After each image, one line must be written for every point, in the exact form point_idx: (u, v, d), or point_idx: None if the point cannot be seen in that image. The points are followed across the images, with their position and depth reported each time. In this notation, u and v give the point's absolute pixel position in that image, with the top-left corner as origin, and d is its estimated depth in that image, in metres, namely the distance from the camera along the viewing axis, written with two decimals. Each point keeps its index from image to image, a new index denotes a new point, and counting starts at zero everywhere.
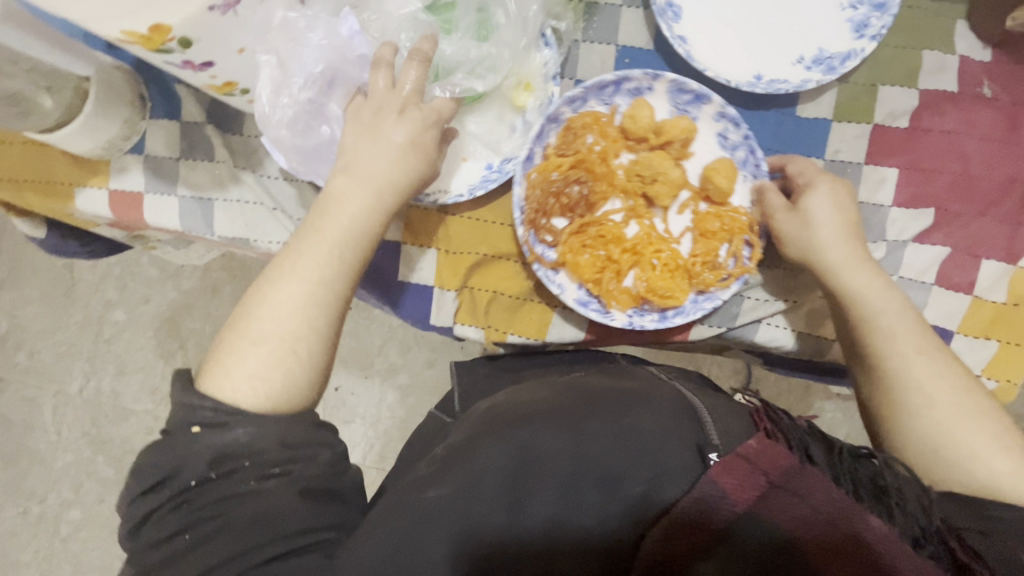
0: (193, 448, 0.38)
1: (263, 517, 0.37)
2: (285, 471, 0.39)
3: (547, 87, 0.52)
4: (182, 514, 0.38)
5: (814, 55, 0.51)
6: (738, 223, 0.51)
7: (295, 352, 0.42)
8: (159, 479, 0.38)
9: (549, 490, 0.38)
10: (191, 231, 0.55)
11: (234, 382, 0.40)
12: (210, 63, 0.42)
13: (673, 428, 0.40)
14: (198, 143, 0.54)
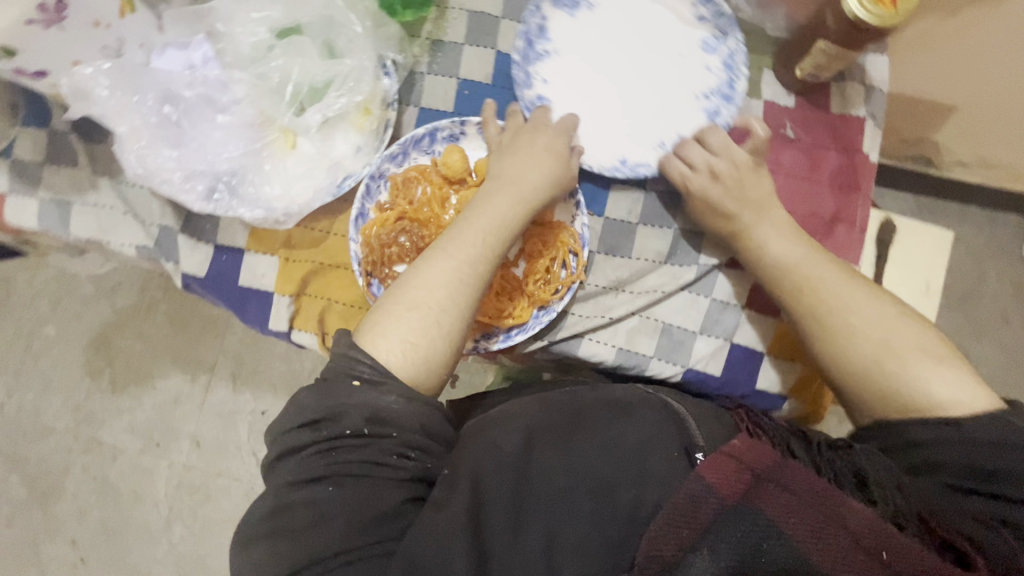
0: (352, 399, 0.39)
1: (386, 497, 0.38)
2: (427, 450, 0.41)
3: (388, 111, 0.54)
4: (341, 465, 0.38)
5: (673, 140, 0.55)
6: (561, 239, 0.54)
7: (439, 323, 0.44)
8: (319, 418, 0.39)
9: (580, 497, 0.40)
10: (48, 231, 0.58)
11: (389, 343, 0.43)
12: (43, 73, 0.46)
13: (657, 437, 0.42)
14: (63, 150, 0.57)
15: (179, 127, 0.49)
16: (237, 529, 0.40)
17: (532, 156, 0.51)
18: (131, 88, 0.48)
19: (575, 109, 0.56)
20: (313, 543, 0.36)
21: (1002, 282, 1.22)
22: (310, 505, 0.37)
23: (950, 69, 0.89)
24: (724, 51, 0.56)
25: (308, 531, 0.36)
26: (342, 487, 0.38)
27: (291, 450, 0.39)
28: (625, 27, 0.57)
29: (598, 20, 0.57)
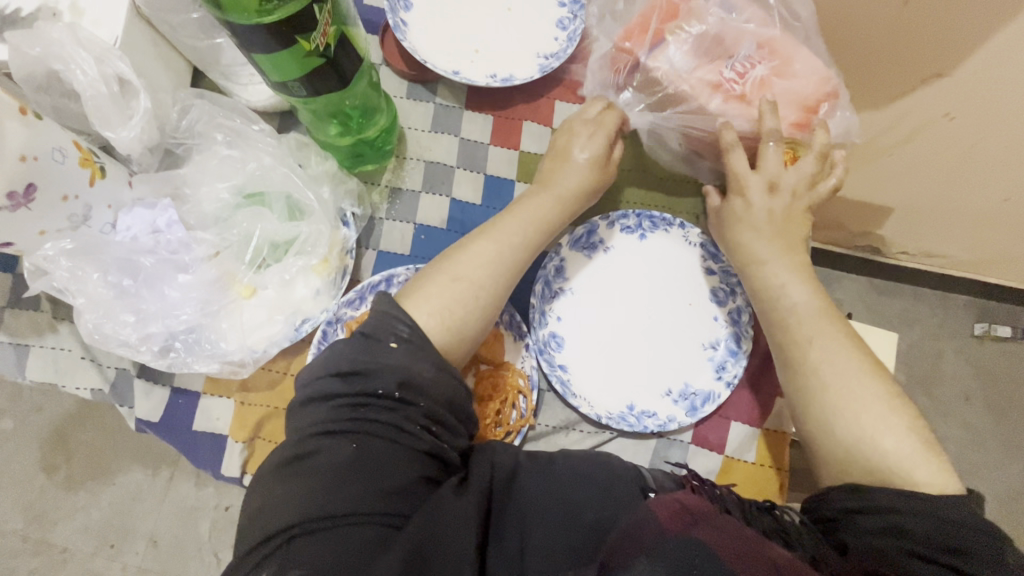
0: (392, 362, 0.41)
1: (395, 467, 0.38)
2: (441, 425, 0.41)
3: (345, 258, 0.56)
4: (372, 415, 0.40)
5: (680, 388, 0.57)
6: (512, 383, 0.56)
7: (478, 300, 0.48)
8: (357, 369, 0.40)
9: (552, 514, 0.42)
10: (4, 374, 0.58)
11: (432, 307, 0.46)
12: (10, 244, 0.47)
13: (622, 473, 0.46)
14: (25, 293, 0.59)
15: (139, 294, 0.53)
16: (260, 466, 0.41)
17: (577, 164, 0.56)
18: (102, 259, 0.52)
19: (588, 344, 0.59)
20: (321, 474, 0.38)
21: (959, 362, 1.26)
22: (337, 449, 0.39)
23: (885, 178, 0.95)
24: (731, 306, 0.59)
25: (326, 468, 0.38)
26: (363, 440, 0.39)
27: (316, 394, 0.41)
28: (648, 262, 0.61)
29: (618, 269, 0.61)
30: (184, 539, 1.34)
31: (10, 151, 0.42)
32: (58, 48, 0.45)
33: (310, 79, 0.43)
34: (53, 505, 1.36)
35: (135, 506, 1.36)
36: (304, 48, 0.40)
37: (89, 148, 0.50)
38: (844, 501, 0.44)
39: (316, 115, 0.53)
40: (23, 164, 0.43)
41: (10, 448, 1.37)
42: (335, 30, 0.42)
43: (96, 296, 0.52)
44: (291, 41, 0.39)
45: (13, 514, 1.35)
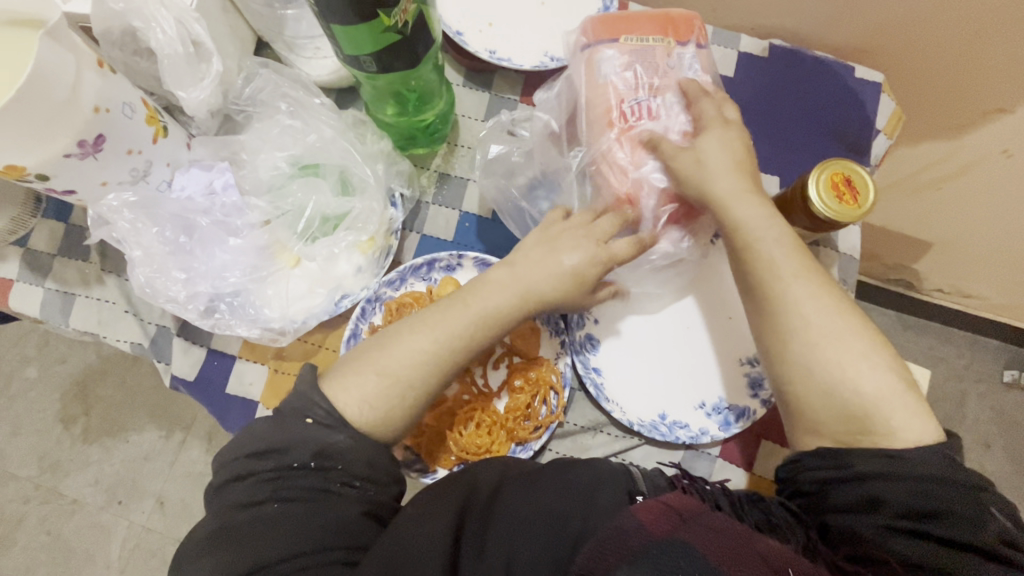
0: (305, 434, 0.42)
1: (334, 519, 0.40)
2: (368, 479, 0.43)
3: (390, 238, 0.57)
4: (285, 487, 0.41)
5: (713, 402, 0.57)
6: (545, 377, 0.55)
7: (405, 393, 0.45)
8: (273, 448, 0.42)
9: (538, 526, 0.40)
10: (48, 320, 0.59)
11: (350, 397, 0.44)
12: (73, 191, 0.48)
13: (607, 481, 0.43)
14: (76, 244, 0.60)
15: (192, 252, 0.54)
16: (180, 551, 0.42)
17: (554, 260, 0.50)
18: (156, 218, 0.53)
19: (623, 349, 0.58)
20: (259, 557, 0.38)
21: (983, 407, 1.23)
22: (257, 519, 0.40)
23: (934, 212, 0.93)
24: None
25: (255, 538, 0.39)
26: (289, 502, 0.40)
27: (240, 475, 0.42)
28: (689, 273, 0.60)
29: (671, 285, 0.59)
30: (190, 502, 1.36)
31: (85, 100, 0.43)
32: (141, 7, 0.46)
33: (385, 54, 0.43)
34: (68, 457, 1.40)
35: (145, 465, 1.39)
36: (384, 23, 0.41)
37: (156, 106, 0.51)
38: (818, 470, 0.42)
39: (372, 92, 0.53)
40: (95, 115, 0.44)
41: (34, 394, 1.43)
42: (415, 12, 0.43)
43: (148, 250, 0.52)
44: (375, 15, 0.40)
45: (31, 460, 1.40)
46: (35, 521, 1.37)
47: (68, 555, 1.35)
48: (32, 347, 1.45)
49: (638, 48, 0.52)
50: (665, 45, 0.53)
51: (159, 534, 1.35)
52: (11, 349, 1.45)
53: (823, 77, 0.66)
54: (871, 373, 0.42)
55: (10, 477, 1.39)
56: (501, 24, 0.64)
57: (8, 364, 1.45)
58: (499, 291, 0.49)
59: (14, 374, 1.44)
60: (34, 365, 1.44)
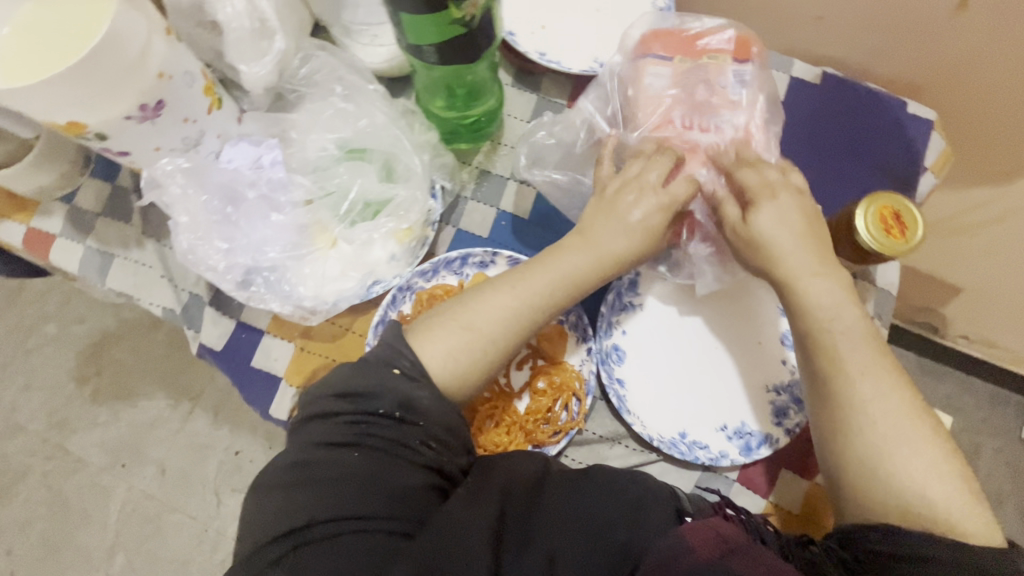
0: (389, 384, 0.42)
1: (404, 481, 0.40)
2: (444, 444, 0.43)
3: (426, 231, 0.57)
4: (364, 435, 0.41)
5: (735, 426, 0.56)
6: (568, 382, 0.55)
7: (483, 353, 0.46)
8: (359, 393, 0.42)
9: (579, 531, 0.41)
10: (85, 277, 0.61)
11: (434, 349, 0.45)
12: (127, 153, 0.49)
13: (656, 496, 0.44)
14: (120, 205, 0.61)
15: (236, 224, 0.54)
16: (256, 480, 0.43)
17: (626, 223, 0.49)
18: (204, 187, 0.54)
19: (648, 364, 0.58)
20: (333, 500, 0.38)
21: (996, 462, 1.20)
22: (337, 462, 0.40)
23: (969, 258, 0.91)
24: None
25: (328, 480, 0.39)
26: (366, 452, 0.40)
27: (326, 412, 0.42)
28: (721, 294, 0.60)
29: (701, 300, 0.60)
30: (191, 473, 1.38)
31: (150, 66, 0.44)
32: None
33: (450, 43, 0.44)
34: (77, 415, 1.42)
35: (152, 432, 1.40)
36: (453, 12, 0.41)
37: (213, 79, 0.52)
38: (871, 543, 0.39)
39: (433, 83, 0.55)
40: (159, 81, 0.45)
41: (51, 350, 1.45)
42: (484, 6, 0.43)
43: (194, 214, 0.53)
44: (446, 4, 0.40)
45: (41, 414, 1.42)
46: (39, 475, 1.39)
47: (68, 513, 1.37)
48: (54, 304, 1.48)
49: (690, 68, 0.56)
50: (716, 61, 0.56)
51: (158, 501, 1.37)
52: (33, 304, 1.48)
53: (874, 108, 0.65)
54: (904, 404, 0.41)
55: (20, 430, 1.41)
56: (553, 28, 0.65)
57: (29, 319, 1.47)
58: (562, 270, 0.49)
59: (34, 329, 1.47)
60: (53, 321, 1.47)
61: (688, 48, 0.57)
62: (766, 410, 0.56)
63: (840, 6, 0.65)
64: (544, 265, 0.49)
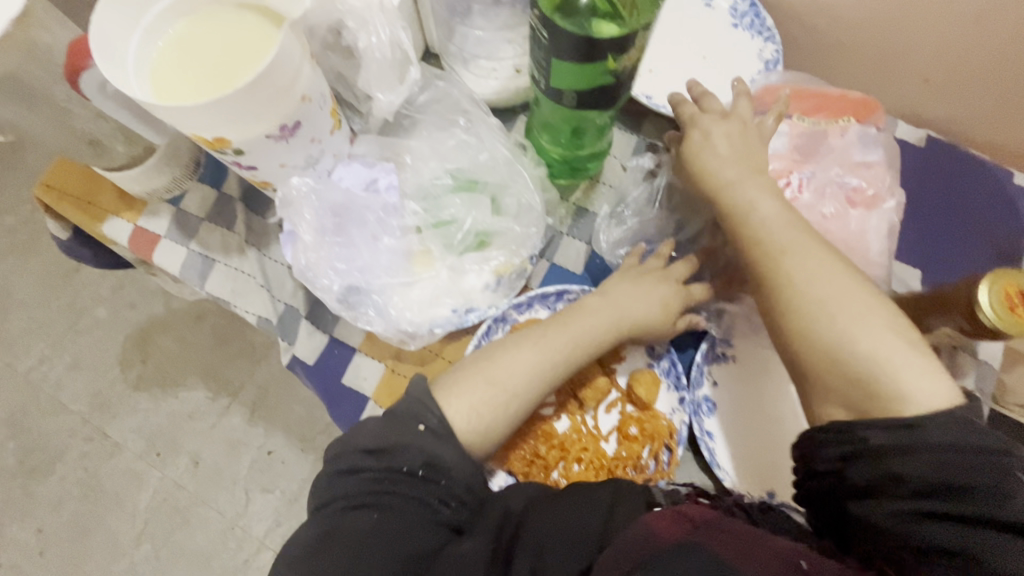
0: (415, 442, 0.42)
1: (423, 538, 0.39)
2: (462, 501, 0.42)
3: (526, 264, 0.57)
4: (388, 492, 0.41)
5: None
6: (660, 430, 0.54)
7: (509, 403, 0.47)
8: (382, 448, 0.41)
9: (566, 543, 0.39)
10: (186, 280, 0.62)
11: (458, 404, 0.45)
12: (254, 167, 0.50)
13: (614, 489, 0.43)
14: (224, 212, 0.63)
15: (353, 244, 0.55)
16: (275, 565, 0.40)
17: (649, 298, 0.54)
18: (323, 205, 0.54)
19: (739, 419, 0.57)
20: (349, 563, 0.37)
21: None
22: (357, 525, 0.39)
23: None
24: None
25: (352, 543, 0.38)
26: (385, 513, 0.40)
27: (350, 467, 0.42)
28: None
29: None
30: (223, 468, 1.38)
31: (298, 90, 0.45)
32: (361, 12, 0.48)
33: (595, 89, 0.44)
34: (119, 399, 1.44)
35: (188, 423, 1.41)
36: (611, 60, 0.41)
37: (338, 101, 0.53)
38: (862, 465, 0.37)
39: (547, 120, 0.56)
40: (301, 103, 0.46)
41: (99, 333, 1.48)
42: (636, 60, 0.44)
43: (317, 231, 0.55)
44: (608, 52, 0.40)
45: (84, 395, 1.44)
46: (76, 456, 1.40)
47: (100, 496, 1.38)
48: (106, 288, 1.51)
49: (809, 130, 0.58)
50: (840, 124, 0.58)
51: (188, 493, 1.37)
52: (87, 287, 1.51)
53: (980, 177, 0.64)
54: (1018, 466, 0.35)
55: (62, 409, 1.43)
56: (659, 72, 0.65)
57: (81, 300, 1.50)
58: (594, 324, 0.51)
59: (86, 311, 1.50)
60: (104, 305, 1.50)
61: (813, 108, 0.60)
62: None
63: (949, 71, 0.64)
64: (568, 337, 0.50)
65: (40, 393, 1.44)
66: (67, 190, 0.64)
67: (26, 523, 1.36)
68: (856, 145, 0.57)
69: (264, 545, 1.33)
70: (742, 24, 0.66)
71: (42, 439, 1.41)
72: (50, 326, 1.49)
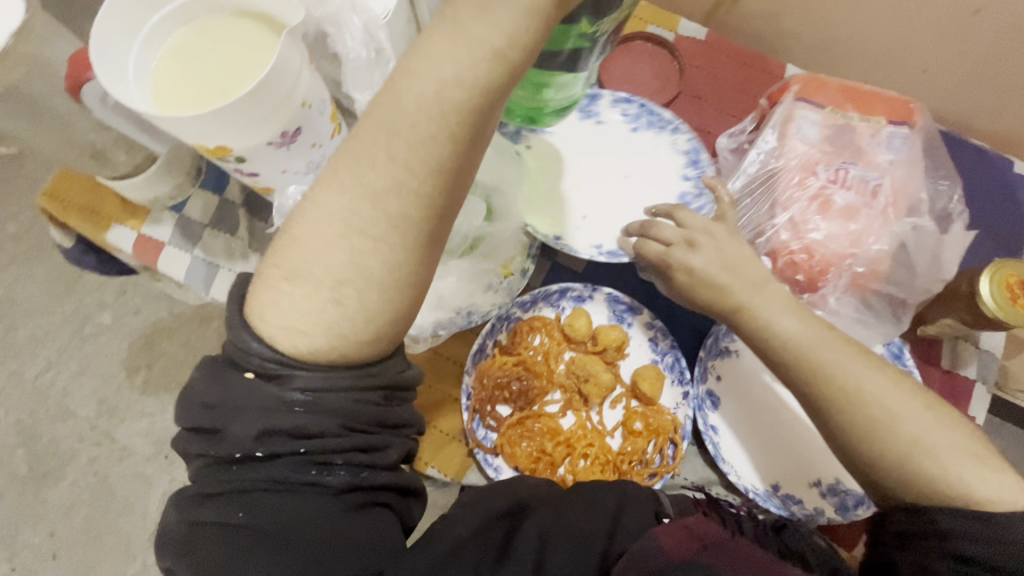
0: (247, 398, 0.34)
1: (308, 521, 0.35)
2: (354, 450, 0.36)
3: (526, 263, 0.58)
4: (236, 480, 0.35)
5: (830, 483, 0.55)
6: (663, 424, 0.55)
7: (326, 305, 0.35)
8: (215, 430, 0.35)
9: (572, 540, 0.42)
10: (190, 286, 0.62)
11: (273, 326, 0.35)
12: (256, 173, 0.51)
13: (638, 501, 0.47)
14: (227, 218, 0.63)
15: None
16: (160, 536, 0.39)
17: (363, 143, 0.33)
18: None
19: (740, 413, 0.58)
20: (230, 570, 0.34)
21: None
22: (222, 520, 0.35)
23: None
24: None
25: (215, 546, 0.34)
26: (251, 509, 0.34)
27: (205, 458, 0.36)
28: None
29: None
30: None
31: (297, 97, 0.45)
32: (336, 15, 0.49)
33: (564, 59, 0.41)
34: (126, 404, 1.44)
35: None
36: (585, 31, 0.38)
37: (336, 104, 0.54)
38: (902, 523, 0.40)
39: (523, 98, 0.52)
40: (300, 109, 0.47)
41: (104, 339, 1.49)
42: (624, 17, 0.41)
43: None
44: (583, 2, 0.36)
45: (92, 401, 1.45)
46: (86, 460, 1.41)
47: (110, 500, 1.39)
48: (110, 294, 1.51)
49: (840, 120, 0.56)
50: (873, 124, 0.56)
51: None
52: (91, 293, 1.52)
53: (980, 163, 0.64)
54: None
55: (71, 415, 1.44)
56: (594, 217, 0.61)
57: (86, 307, 1.51)
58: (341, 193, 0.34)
59: (91, 317, 1.50)
60: (109, 310, 1.50)
61: (839, 98, 0.56)
62: None
63: (944, 59, 0.64)
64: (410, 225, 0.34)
65: (48, 399, 1.45)
66: (68, 199, 0.64)
67: (39, 527, 1.37)
68: (880, 147, 0.56)
69: None
70: (640, 125, 0.63)
71: (52, 444, 1.42)
72: (55, 333, 1.49)
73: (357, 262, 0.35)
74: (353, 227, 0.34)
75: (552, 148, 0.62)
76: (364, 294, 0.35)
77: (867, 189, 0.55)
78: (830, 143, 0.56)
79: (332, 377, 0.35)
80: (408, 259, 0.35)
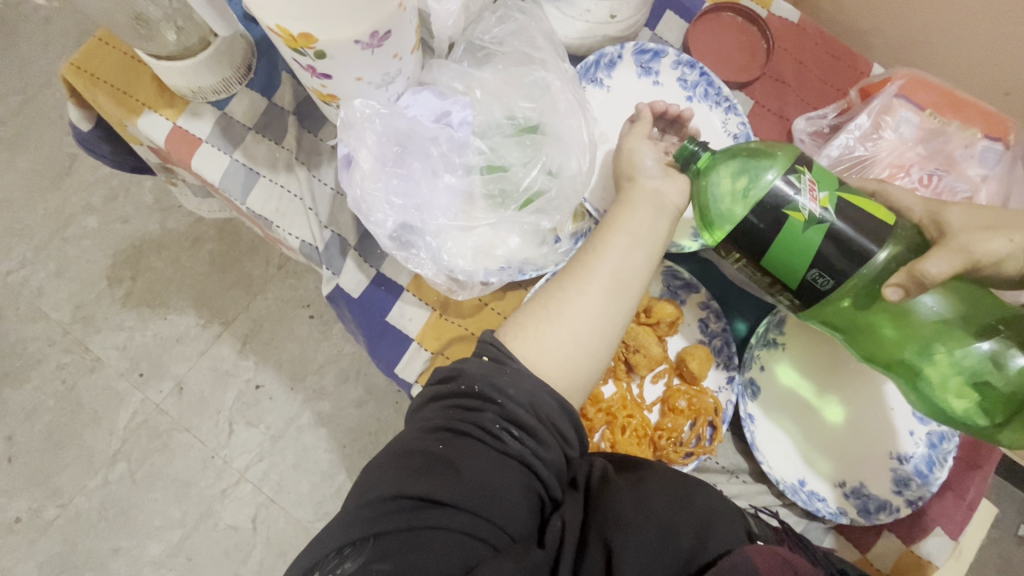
0: (474, 361, 0.38)
1: (491, 483, 0.35)
2: (534, 434, 0.36)
3: (591, 221, 0.55)
4: (450, 416, 0.37)
5: (854, 485, 0.55)
6: (705, 405, 0.54)
7: (564, 349, 0.39)
8: (449, 372, 0.39)
9: (653, 531, 0.38)
10: (226, 191, 0.58)
11: (530, 356, 0.39)
12: (328, 76, 0.45)
13: (725, 511, 0.40)
14: (274, 124, 0.58)
15: (413, 178, 0.51)
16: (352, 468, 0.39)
17: (648, 231, 0.43)
18: (389, 132, 0.50)
19: (777, 406, 0.57)
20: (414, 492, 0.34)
21: None
22: (425, 448, 0.36)
23: None
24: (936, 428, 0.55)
25: (410, 467, 0.35)
26: (451, 445, 0.36)
27: (426, 398, 0.39)
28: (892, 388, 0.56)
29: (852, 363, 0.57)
30: (209, 397, 1.28)
31: None
32: None
33: (837, 252, 0.40)
34: (102, 314, 1.34)
35: (175, 347, 1.31)
36: (799, 221, 0.40)
37: (433, 65, 0.53)
38: None
39: (836, 309, 0.44)
40: (396, 11, 0.42)
41: (86, 243, 1.38)
42: (906, 260, 0.41)
43: (377, 159, 0.50)
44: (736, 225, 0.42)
45: (65, 306, 1.34)
46: (53, 367, 1.31)
47: (75, 412, 1.29)
48: (98, 197, 1.40)
49: (934, 125, 0.56)
50: (968, 135, 0.55)
51: (169, 419, 1.28)
52: (77, 193, 1.40)
53: None
54: None
55: (42, 316, 1.34)
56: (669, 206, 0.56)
57: (70, 206, 1.39)
58: (616, 255, 0.41)
59: (74, 218, 1.39)
60: (95, 214, 1.39)
61: (932, 102, 0.57)
62: (904, 491, 0.54)
63: None
64: (586, 262, 0.41)
65: (19, 297, 1.35)
66: (98, 75, 0.58)
67: None
68: (973, 156, 0.55)
69: (244, 479, 1.24)
70: (695, 95, 0.59)
71: (18, 344, 1.32)
72: (34, 228, 1.38)
73: (599, 327, 0.40)
74: (602, 299, 0.40)
75: (602, 104, 0.58)
76: (594, 351, 0.40)
77: (955, 200, 0.54)
78: (924, 148, 0.56)
79: (538, 379, 0.38)
80: (628, 305, 0.41)
